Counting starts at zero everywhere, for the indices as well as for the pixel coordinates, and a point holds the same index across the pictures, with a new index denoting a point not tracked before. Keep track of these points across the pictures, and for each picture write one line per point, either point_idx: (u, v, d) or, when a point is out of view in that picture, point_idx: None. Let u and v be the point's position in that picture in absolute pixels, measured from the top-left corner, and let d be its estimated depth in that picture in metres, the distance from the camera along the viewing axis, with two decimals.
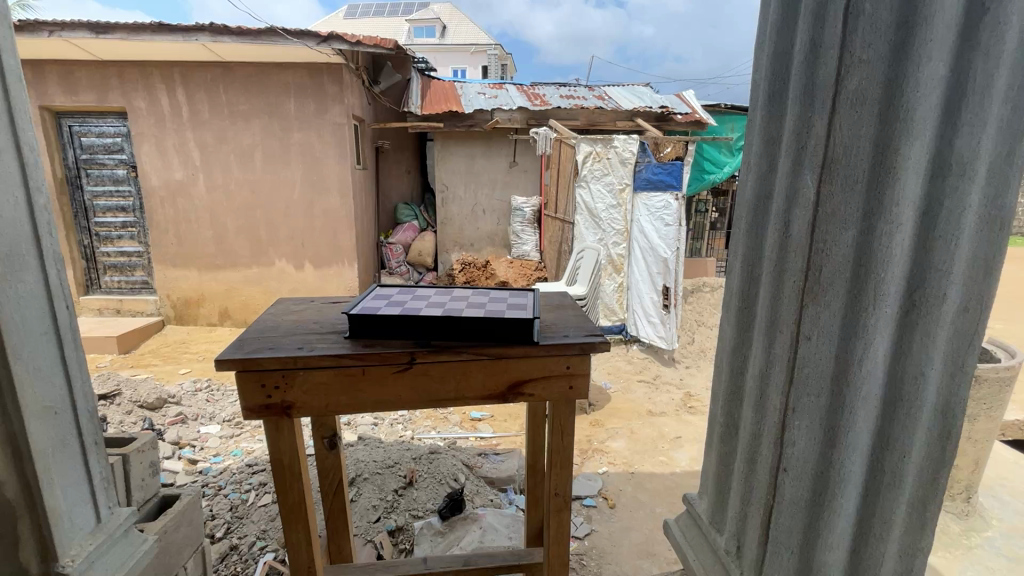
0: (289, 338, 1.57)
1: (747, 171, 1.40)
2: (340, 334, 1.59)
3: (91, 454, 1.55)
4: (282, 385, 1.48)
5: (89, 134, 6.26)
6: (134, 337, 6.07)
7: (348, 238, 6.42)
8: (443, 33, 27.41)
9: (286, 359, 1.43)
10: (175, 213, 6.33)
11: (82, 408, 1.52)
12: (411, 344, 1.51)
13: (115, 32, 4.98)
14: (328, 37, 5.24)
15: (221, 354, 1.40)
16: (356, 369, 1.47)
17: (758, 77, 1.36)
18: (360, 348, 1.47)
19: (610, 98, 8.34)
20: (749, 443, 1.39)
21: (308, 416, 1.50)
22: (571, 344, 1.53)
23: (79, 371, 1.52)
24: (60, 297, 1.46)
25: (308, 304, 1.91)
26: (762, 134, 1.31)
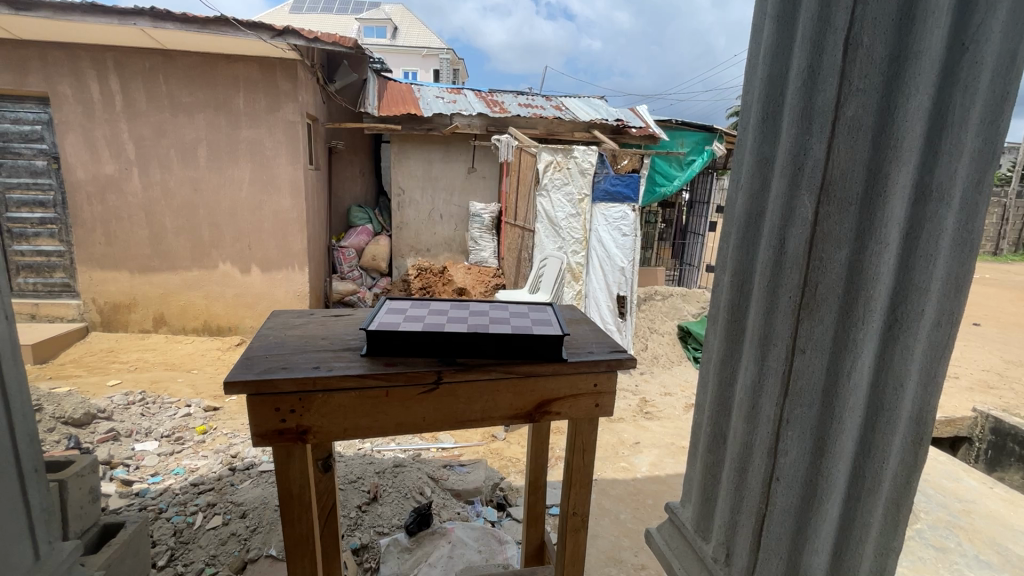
0: (300, 355, 1.48)
1: (738, 189, 1.46)
2: (357, 351, 1.51)
3: (31, 483, 1.38)
4: (298, 409, 1.37)
5: (2, 120, 5.64)
6: (52, 345, 5.50)
7: (300, 241, 6.13)
8: (396, 35, 27.05)
9: (305, 381, 1.34)
10: (105, 210, 5.81)
11: (21, 431, 1.35)
12: (436, 361, 1.45)
13: (39, 10, 4.52)
14: (283, 31, 5.01)
15: (228, 377, 1.30)
16: (377, 390, 1.40)
17: (750, 100, 1.43)
18: (383, 367, 1.40)
19: (567, 109, 8.51)
20: (738, 452, 1.42)
21: (325, 441, 1.41)
22: (599, 362, 1.52)
23: (18, 389, 1.35)
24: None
25: (310, 318, 1.80)
26: (754, 154, 1.37)
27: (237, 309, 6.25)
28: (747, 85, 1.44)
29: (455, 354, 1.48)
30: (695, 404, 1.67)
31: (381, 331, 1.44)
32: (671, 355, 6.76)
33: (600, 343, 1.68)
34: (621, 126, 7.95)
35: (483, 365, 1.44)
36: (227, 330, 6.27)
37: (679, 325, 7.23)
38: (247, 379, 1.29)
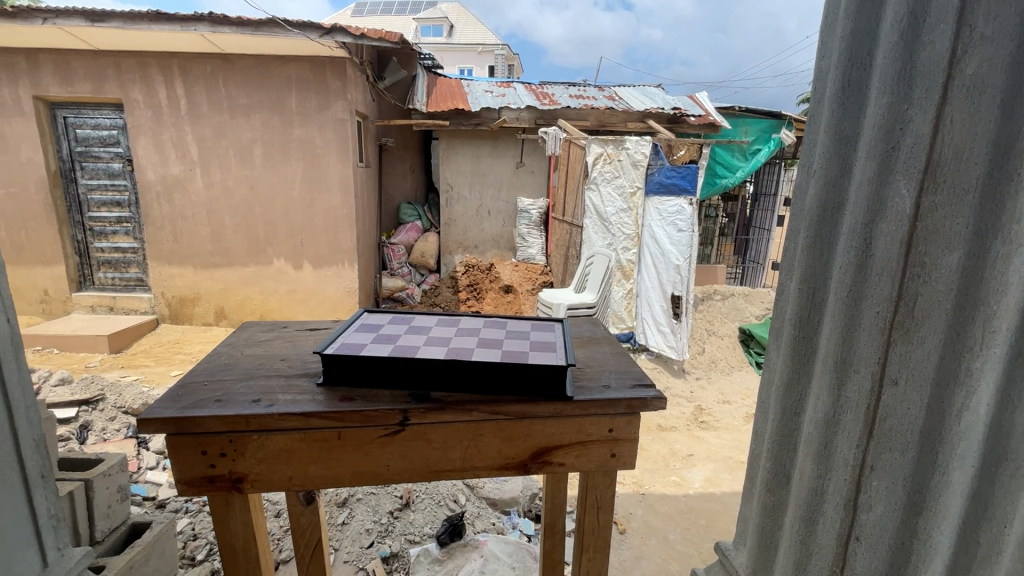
0: (242, 383, 1.35)
1: (809, 177, 1.19)
2: (311, 380, 1.36)
3: (36, 488, 1.34)
4: (229, 453, 1.25)
5: (85, 126, 6.08)
6: (126, 336, 5.89)
7: (349, 238, 6.21)
8: (452, 33, 27.36)
9: (234, 420, 1.21)
10: (172, 209, 6.14)
11: (27, 435, 1.32)
12: (400, 395, 1.28)
13: (111, 21, 4.78)
14: (331, 29, 5.02)
15: (147, 414, 1.18)
16: (328, 429, 1.24)
17: (825, 69, 1.16)
18: (336, 405, 1.24)
19: (620, 99, 8.14)
20: (803, 498, 1.16)
21: (262, 487, 1.29)
22: (594, 401, 1.29)
23: (23, 392, 1.32)
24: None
25: (278, 333, 1.69)
26: (830, 133, 1.10)
27: (291, 304, 6.44)
28: (824, 48, 1.17)
29: (426, 384, 1.31)
30: (753, 433, 1.42)
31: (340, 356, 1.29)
32: (730, 360, 6.29)
33: (612, 374, 1.44)
34: (679, 114, 7.50)
35: (452, 402, 1.26)
36: None
37: (740, 328, 6.72)
38: (160, 416, 1.17)
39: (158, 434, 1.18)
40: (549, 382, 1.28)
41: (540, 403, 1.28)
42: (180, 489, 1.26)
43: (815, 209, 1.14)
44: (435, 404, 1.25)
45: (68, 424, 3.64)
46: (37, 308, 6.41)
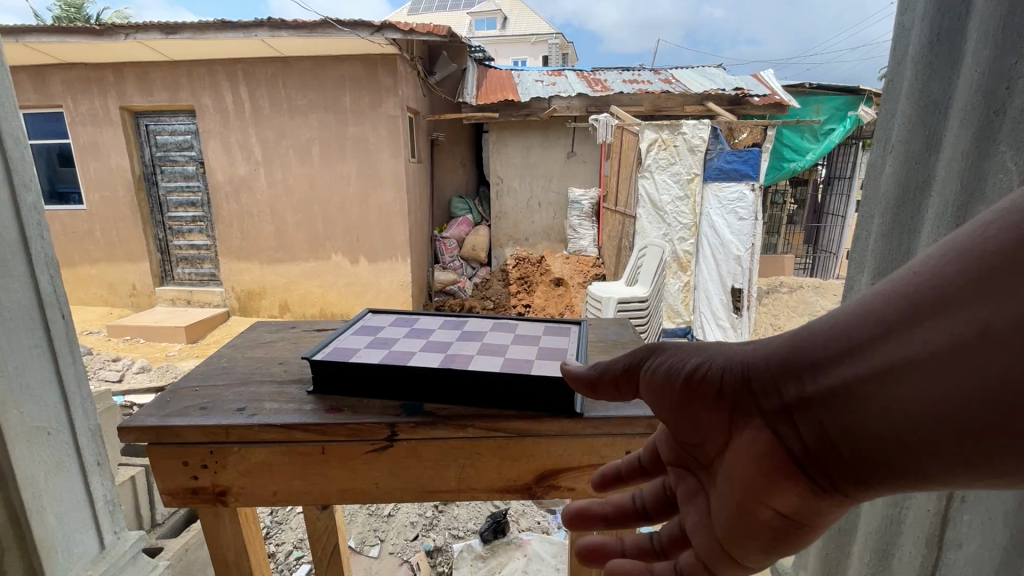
0: (232, 389, 1.29)
1: (887, 154, 1.03)
2: (303, 387, 1.29)
3: (92, 475, 1.56)
4: (211, 465, 1.19)
5: (163, 133, 6.55)
6: (201, 327, 6.33)
7: (402, 233, 6.33)
8: (505, 25, 27.30)
9: (213, 430, 1.15)
10: (239, 208, 6.51)
11: (82, 426, 1.55)
12: (392, 406, 1.20)
13: (183, 31, 5.08)
14: (381, 26, 5.09)
15: (128, 421, 1.13)
16: (314, 442, 1.17)
17: (908, 26, 0.99)
18: (323, 416, 1.15)
19: (677, 81, 7.76)
20: (877, 522, 1.01)
21: (247, 500, 1.23)
22: (606, 418, 1.15)
23: (79, 388, 1.56)
24: (55, 307, 1.50)
25: (280, 334, 1.64)
26: (916, 99, 0.93)
27: (348, 297, 6.66)
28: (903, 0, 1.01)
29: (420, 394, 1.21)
30: None
31: (332, 362, 1.21)
32: None
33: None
34: (742, 95, 7.04)
35: (445, 417, 1.15)
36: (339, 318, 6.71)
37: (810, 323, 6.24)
38: (136, 425, 1.12)
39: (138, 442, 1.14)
40: (558, 395, 1.15)
41: (543, 419, 1.15)
42: (163, 500, 1.22)
43: (893, 189, 0.99)
44: (425, 419, 1.15)
45: (146, 409, 3.93)
46: (128, 301, 7.03)
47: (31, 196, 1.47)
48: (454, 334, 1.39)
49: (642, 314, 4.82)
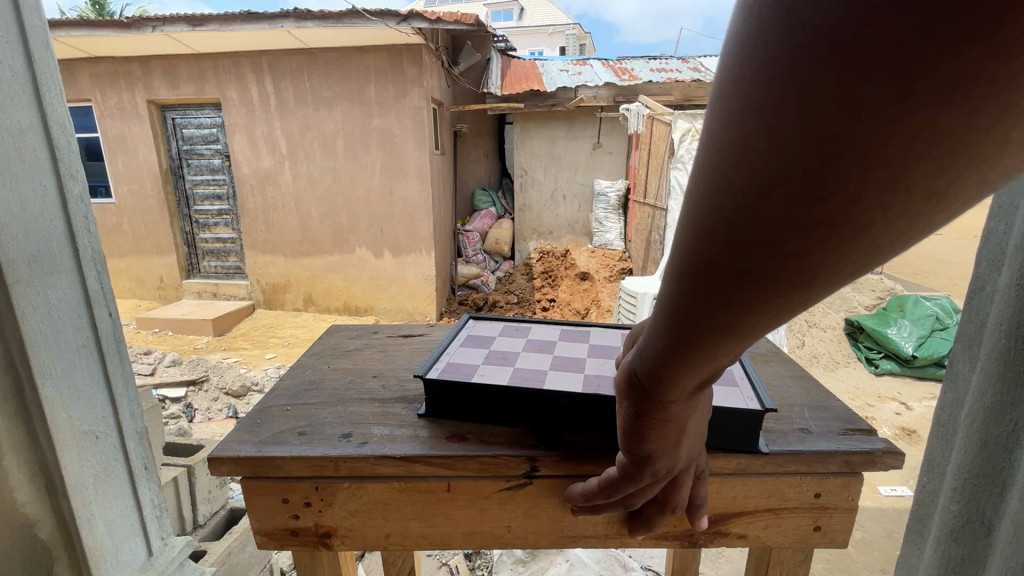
0: (330, 409, 1.19)
1: None
2: (409, 407, 1.19)
3: (140, 480, 1.56)
4: (314, 501, 1.09)
5: (189, 126, 6.56)
6: (228, 320, 6.35)
7: (426, 226, 6.26)
8: (522, 16, 27.03)
9: (321, 463, 1.03)
10: (264, 201, 6.50)
11: (130, 430, 1.54)
12: (521, 433, 1.09)
13: (209, 23, 5.04)
14: (408, 16, 4.98)
15: (219, 451, 1.04)
16: (436, 476, 1.05)
17: None
18: (444, 450, 1.03)
19: (707, 70, 7.53)
20: (1011, 555, 0.85)
21: (353, 541, 1.12)
22: (796, 454, 1.01)
23: (127, 390, 1.54)
24: (101, 303, 1.48)
25: (366, 344, 1.55)
26: None
27: (372, 290, 6.61)
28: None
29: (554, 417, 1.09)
30: (924, 461, 1.17)
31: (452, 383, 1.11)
32: (835, 355, 5.65)
33: (809, 410, 1.16)
34: None
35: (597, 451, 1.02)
36: (363, 311, 6.69)
37: (848, 320, 6.02)
38: (236, 456, 1.03)
39: (234, 477, 1.04)
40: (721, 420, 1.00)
41: (718, 456, 1.02)
42: (261, 539, 1.12)
43: None
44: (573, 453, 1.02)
45: (178, 403, 3.98)
46: (155, 293, 7.10)
47: (78, 188, 1.44)
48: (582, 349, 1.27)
49: None
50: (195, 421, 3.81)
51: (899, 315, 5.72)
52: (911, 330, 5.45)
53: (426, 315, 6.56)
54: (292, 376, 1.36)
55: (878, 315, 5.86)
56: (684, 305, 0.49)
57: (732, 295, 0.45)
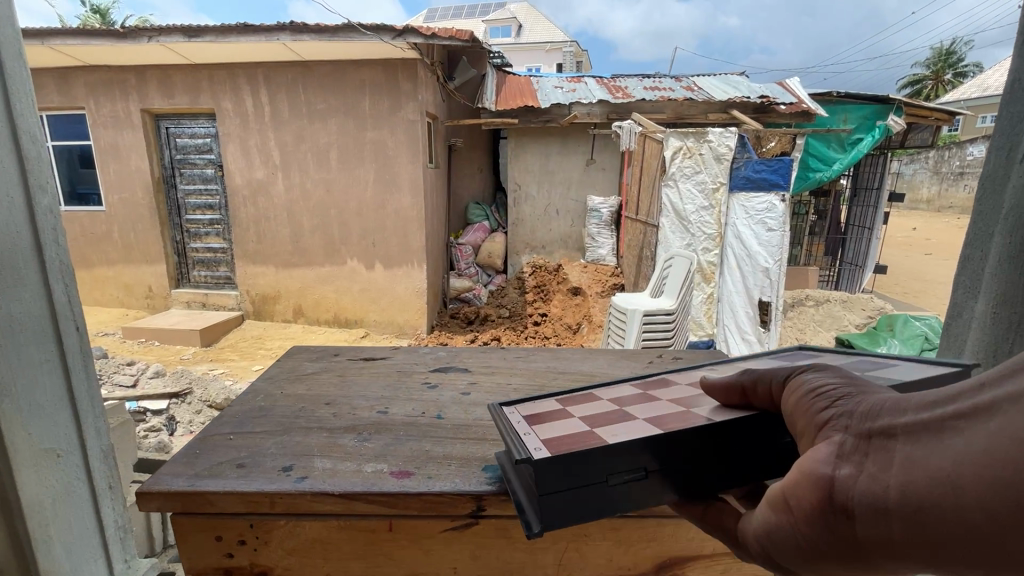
0: (273, 439, 1.16)
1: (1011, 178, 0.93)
2: (356, 438, 1.17)
3: (103, 500, 1.49)
4: (250, 537, 1.04)
5: (183, 136, 6.56)
6: (216, 331, 6.28)
7: (419, 239, 6.25)
8: (520, 32, 27.41)
9: (256, 498, 0.98)
10: (256, 211, 6.47)
11: (94, 449, 1.47)
12: (470, 468, 1.05)
13: (204, 35, 5.06)
14: (403, 31, 5.02)
15: (149, 486, 0.99)
16: (378, 515, 1.00)
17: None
18: (386, 485, 0.99)
19: (700, 89, 7.63)
20: None
21: None
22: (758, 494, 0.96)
23: (92, 405, 1.48)
24: (68, 317, 1.41)
25: (322, 367, 1.59)
26: None
27: (363, 303, 6.57)
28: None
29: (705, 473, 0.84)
30: None
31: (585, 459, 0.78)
32: None
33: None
34: (767, 103, 6.91)
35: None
36: (353, 323, 6.64)
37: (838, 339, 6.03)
38: (166, 491, 0.98)
39: (164, 512, 0.99)
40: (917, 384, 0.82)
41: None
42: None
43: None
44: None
45: (160, 415, 3.89)
46: (143, 303, 7.03)
47: (47, 199, 1.38)
48: (676, 390, 1.07)
49: (668, 328, 4.68)
50: (176, 435, 3.74)
51: (889, 335, 5.74)
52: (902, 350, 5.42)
53: (417, 328, 6.52)
54: (241, 404, 1.34)
55: (869, 334, 5.87)
56: (994, 468, 0.48)
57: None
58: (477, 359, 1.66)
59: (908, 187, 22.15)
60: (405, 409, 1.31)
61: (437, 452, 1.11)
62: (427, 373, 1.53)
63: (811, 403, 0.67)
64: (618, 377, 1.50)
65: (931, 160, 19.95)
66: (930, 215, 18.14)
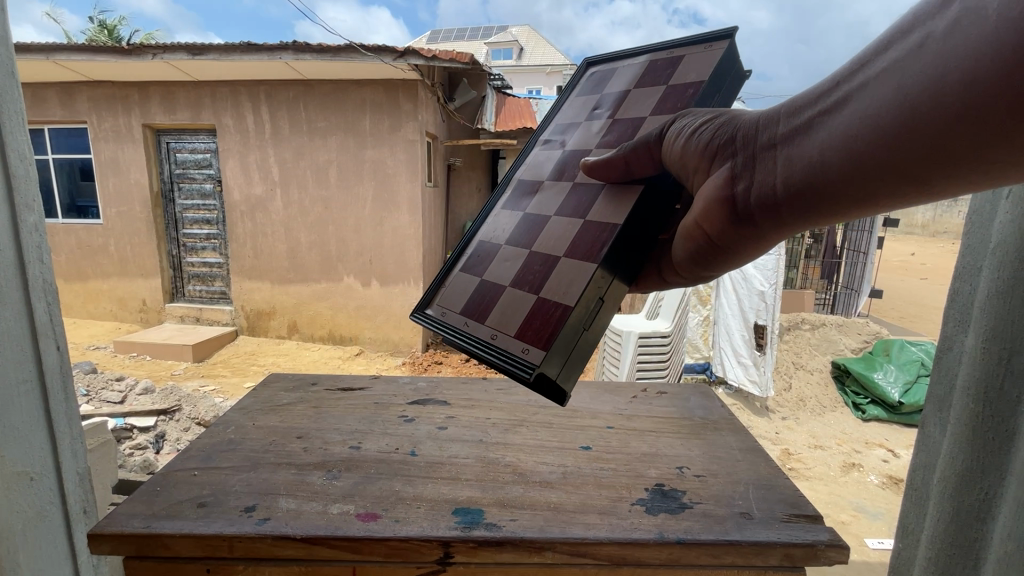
0: (238, 477, 1.14)
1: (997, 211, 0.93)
2: (322, 475, 1.15)
3: (76, 525, 1.45)
4: None
5: (183, 151, 6.60)
6: (209, 346, 6.23)
7: (415, 257, 6.26)
8: (521, 55, 27.90)
9: (213, 543, 0.96)
10: (254, 227, 6.48)
11: (69, 471, 1.43)
12: (440, 511, 1.03)
13: (208, 53, 5.13)
14: (404, 52, 5.11)
15: (105, 526, 0.97)
16: (340, 562, 0.97)
17: None
18: (349, 532, 0.96)
19: None
20: None
21: None
22: (732, 545, 0.94)
23: (70, 426, 1.45)
24: (50, 336, 1.39)
25: (297, 399, 1.55)
26: None
27: (358, 320, 6.54)
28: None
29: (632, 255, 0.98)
30: (899, 527, 1.12)
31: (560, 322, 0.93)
32: (823, 400, 5.60)
33: (753, 490, 1.12)
34: None
35: (516, 536, 0.95)
36: (348, 340, 6.59)
37: (835, 363, 6.02)
38: (122, 532, 0.96)
39: (117, 555, 0.96)
40: (727, 67, 1.04)
41: (649, 545, 0.94)
42: None
43: (1014, 240, 0.87)
44: (491, 537, 0.94)
45: (147, 432, 3.82)
46: (137, 317, 6.98)
47: (33, 217, 1.37)
48: (557, 195, 1.18)
49: (664, 351, 4.65)
50: (163, 453, 3.68)
51: (886, 359, 5.74)
52: (898, 375, 5.47)
53: (412, 346, 6.47)
54: (211, 436, 1.31)
55: (866, 359, 5.86)
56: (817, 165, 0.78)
57: (848, 183, 0.76)
58: (456, 391, 1.64)
59: (903, 212, 22.37)
60: (378, 444, 1.28)
61: (407, 493, 1.09)
62: (406, 406, 1.51)
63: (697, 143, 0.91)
64: (599, 413, 1.47)
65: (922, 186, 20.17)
66: (926, 240, 18.27)
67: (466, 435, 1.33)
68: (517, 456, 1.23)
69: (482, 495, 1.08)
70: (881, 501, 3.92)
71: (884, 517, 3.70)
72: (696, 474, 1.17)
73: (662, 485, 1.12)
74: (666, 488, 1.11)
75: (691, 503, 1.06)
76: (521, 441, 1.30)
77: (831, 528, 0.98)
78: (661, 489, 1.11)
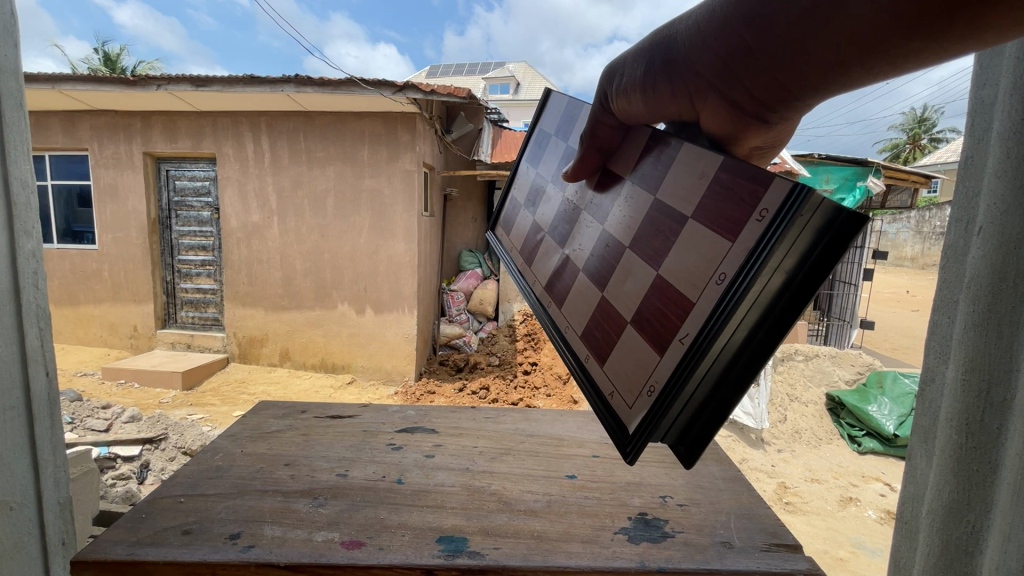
0: (225, 503, 1.12)
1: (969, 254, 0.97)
2: (311, 502, 1.14)
3: (54, 558, 1.40)
4: None
5: (182, 178, 6.67)
6: (200, 373, 6.17)
7: (410, 285, 6.27)
8: (519, 91, 29.55)
9: (197, 569, 0.93)
10: (249, 254, 6.50)
11: (50, 502, 1.40)
12: (424, 539, 1.01)
13: (212, 85, 5.23)
14: (403, 86, 5.23)
15: (88, 553, 0.95)
16: None
17: (1000, 131, 0.89)
18: (326, 557, 0.95)
19: None
20: None
21: None
22: (714, 573, 0.93)
23: (53, 455, 1.42)
24: (40, 361, 1.39)
25: (292, 424, 1.55)
26: (1008, 200, 0.86)
27: (351, 347, 6.49)
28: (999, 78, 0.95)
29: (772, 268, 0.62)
30: (891, 560, 1.12)
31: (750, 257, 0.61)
32: (818, 432, 5.57)
33: (735, 519, 1.11)
34: None
35: (498, 564, 0.93)
36: (340, 368, 6.53)
37: (829, 395, 6.00)
38: (104, 559, 0.94)
39: None
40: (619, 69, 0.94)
41: (630, 573, 0.92)
42: None
43: (986, 274, 0.90)
44: (474, 565, 0.93)
45: (131, 462, 3.76)
46: (127, 343, 6.91)
47: (30, 243, 1.39)
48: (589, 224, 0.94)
49: None
50: (147, 483, 3.61)
51: (879, 391, 5.75)
52: (892, 408, 5.47)
53: (405, 375, 6.41)
54: (199, 463, 1.30)
55: (860, 390, 5.86)
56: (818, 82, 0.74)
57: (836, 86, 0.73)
58: (446, 419, 1.63)
59: (891, 243, 22.77)
60: (366, 472, 1.27)
61: (392, 520, 1.08)
62: (394, 434, 1.50)
63: (659, 87, 0.86)
64: (585, 441, 1.48)
65: (911, 219, 20.51)
66: (914, 274, 18.64)
67: (454, 464, 1.33)
68: (504, 484, 1.22)
69: (466, 522, 1.07)
70: (879, 537, 3.85)
71: (884, 554, 3.63)
72: (678, 503, 1.17)
73: (645, 514, 1.12)
74: (648, 517, 1.11)
75: (673, 532, 1.06)
76: (508, 470, 1.30)
77: (808, 556, 0.97)
78: (644, 517, 1.10)
